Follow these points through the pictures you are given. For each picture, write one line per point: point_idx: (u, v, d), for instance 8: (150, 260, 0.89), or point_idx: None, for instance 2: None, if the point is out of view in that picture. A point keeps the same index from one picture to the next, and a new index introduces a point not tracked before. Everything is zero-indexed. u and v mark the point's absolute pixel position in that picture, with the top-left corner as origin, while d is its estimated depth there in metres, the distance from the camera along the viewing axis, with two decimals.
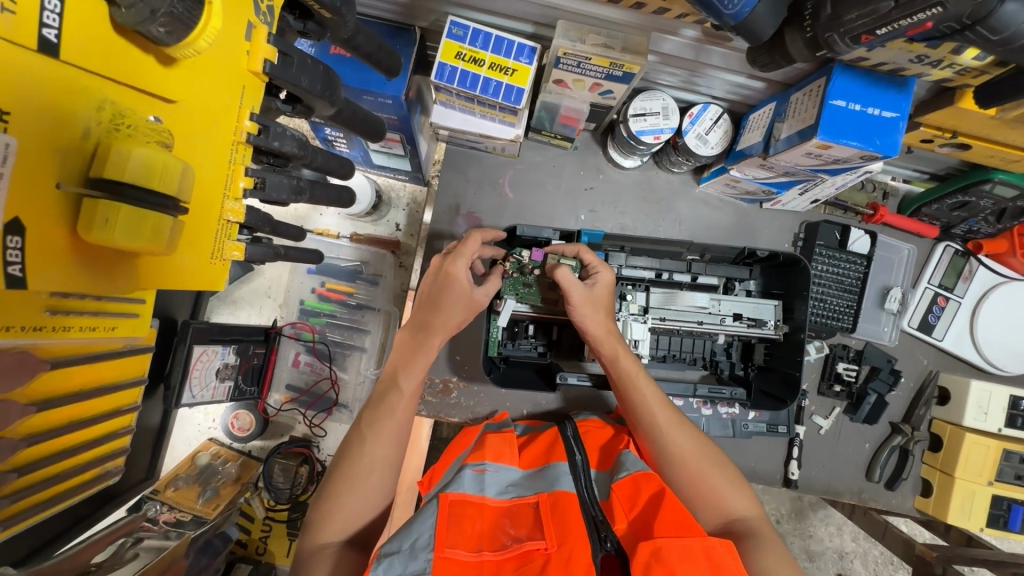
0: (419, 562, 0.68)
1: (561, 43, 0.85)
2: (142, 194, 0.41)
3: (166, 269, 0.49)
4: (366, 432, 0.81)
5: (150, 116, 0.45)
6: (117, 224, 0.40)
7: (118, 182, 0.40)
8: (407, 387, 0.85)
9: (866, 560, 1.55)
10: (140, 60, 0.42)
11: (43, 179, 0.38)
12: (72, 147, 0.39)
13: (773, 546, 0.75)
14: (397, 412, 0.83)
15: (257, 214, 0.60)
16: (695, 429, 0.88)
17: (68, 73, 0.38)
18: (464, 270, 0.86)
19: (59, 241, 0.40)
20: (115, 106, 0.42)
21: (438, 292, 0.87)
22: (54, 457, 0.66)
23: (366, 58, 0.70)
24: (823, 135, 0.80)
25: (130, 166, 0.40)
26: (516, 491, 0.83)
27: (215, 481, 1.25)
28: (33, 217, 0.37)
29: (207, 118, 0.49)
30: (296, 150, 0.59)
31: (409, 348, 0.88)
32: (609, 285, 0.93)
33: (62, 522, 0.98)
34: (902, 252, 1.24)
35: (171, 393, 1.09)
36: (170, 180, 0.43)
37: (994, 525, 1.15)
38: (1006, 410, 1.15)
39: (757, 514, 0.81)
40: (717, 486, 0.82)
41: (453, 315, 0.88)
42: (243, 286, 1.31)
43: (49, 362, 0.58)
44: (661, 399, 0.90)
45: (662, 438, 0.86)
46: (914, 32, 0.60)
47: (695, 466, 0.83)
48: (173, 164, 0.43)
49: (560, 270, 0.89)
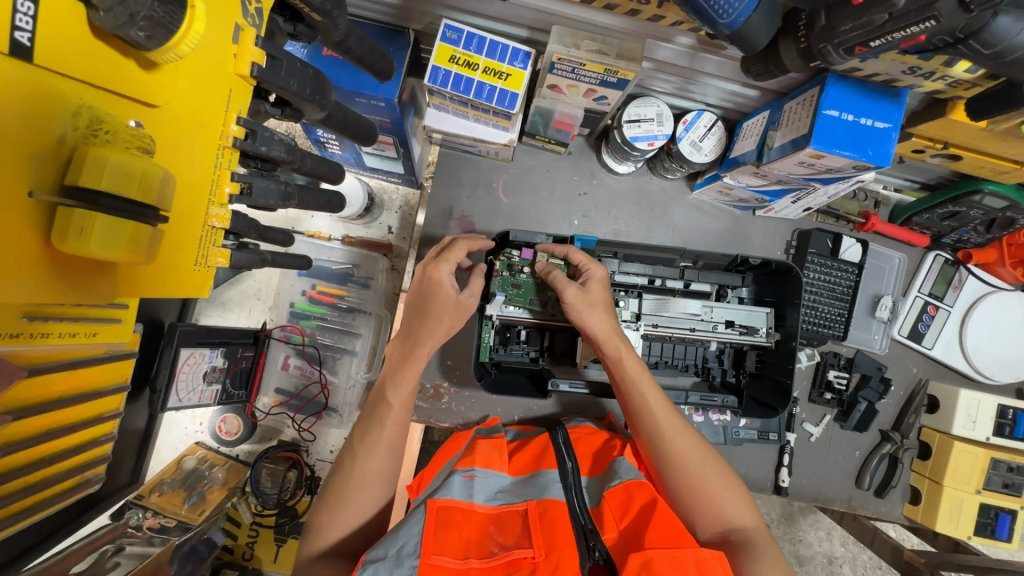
0: (406, 569, 0.66)
1: (555, 48, 0.84)
2: (119, 203, 0.40)
3: (147, 279, 0.48)
4: (357, 450, 0.80)
5: (130, 120, 0.43)
6: (92, 234, 0.39)
7: (94, 190, 0.39)
8: (397, 401, 0.83)
9: (854, 565, 1.56)
10: (118, 63, 0.41)
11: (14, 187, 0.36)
12: (46, 153, 0.38)
13: (771, 557, 0.75)
14: (387, 425, 0.81)
15: (244, 219, 0.59)
16: (697, 434, 0.86)
17: (42, 77, 0.37)
18: (446, 275, 0.87)
19: (33, 251, 0.39)
20: (92, 111, 0.40)
21: (427, 298, 0.87)
22: (32, 466, 0.64)
23: (358, 60, 0.69)
24: (816, 145, 0.81)
25: (107, 174, 0.39)
26: (504, 498, 0.83)
27: (201, 487, 1.21)
28: (5, 228, 0.36)
29: (190, 122, 0.48)
30: (284, 154, 0.58)
31: (399, 359, 0.86)
32: (602, 280, 0.93)
33: (41, 530, 0.96)
34: (892, 261, 1.25)
35: (157, 396, 1.08)
36: (150, 189, 0.42)
37: (981, 533, 1.17)
38: (994, 418, 1.16)
39: (754, 522, 0.80)
40: (717, 495, 0.81)
41: (441, 321, 0.86)
42: (232, 288, 1.30)
43: (27, 369, 0.57)
44: (664, 403, 0.88)
45: (663, 443, 0.84)
46: (907, 45, 0.60)
47: (696, 473, 0.82)
48: (153, 171, 0.42)
49: (552, 273, 0.93)
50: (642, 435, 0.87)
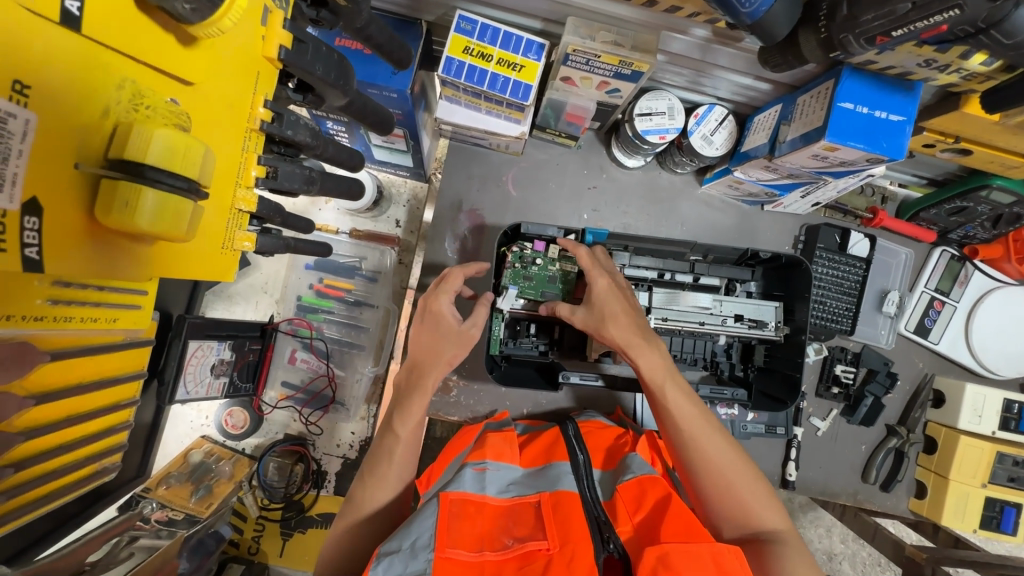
0: (420, 562, 0.66)
1: (571, 40, 0.84)
2: (162, 176, 0.40)
3: (178, 261, 0.49)
4: (368, 481, 0.81)
5: (167, 98, 0.44)
6: (136, 207, 0.39)
7: (138, 164, 0.39)
8: (403, 433, 0.83)
9: (855, 562, 1.49)
10: (161, 38, 0.41)
11: (60, 159, 0.37)
12: (91, 127, 0.39)
13: (801, 561, 0.72)
14: (395, 458, 0.82)
15: (269, 203, 0.59)
16: (727, 436, 0.82)
17: (89, 49, 0.38)
18: (447, 306, 0.88)
19: (77, 224, 0.40)
20: (133, 85, 0.41)
21: (429, 332, 0.88)
22: (50, 453, 0.64)
23: (377, 48, 0.69)
24: (831, 137, 0.81)
25: (151, 148, 0.39)
26: (516, 490, 0.82)
27: (209, 479, 1.23)
28: (51, 197, 0.37)
29: (222, 101, 0.48)
30: (308, 139, 0.58)
31: (405, 389, 0.87)
32: (605, 290, 0.89)
33: (49, 521, 0.96)
34: (899, 256, 1.26)
35: (165, 388, 1.08)
36: (192, 164, 0.42)
37: (986, 527, 1.17)
38: (1000, 413, 1.17)
39: (783, 523, 0.78)
40: (745, 499, 0.78)
41: (444, 351, 0.87)
42: (239, 281, 1.29)
43: (49, 354, 0.57)
44: (692, 405, 0.84)
45: (690, 445, 0.81)
46: (928, 35, 0.60)
47: (723, 477, 0.79)
48: (195, 146, 0.42)
49: (557, 308, 0.94)
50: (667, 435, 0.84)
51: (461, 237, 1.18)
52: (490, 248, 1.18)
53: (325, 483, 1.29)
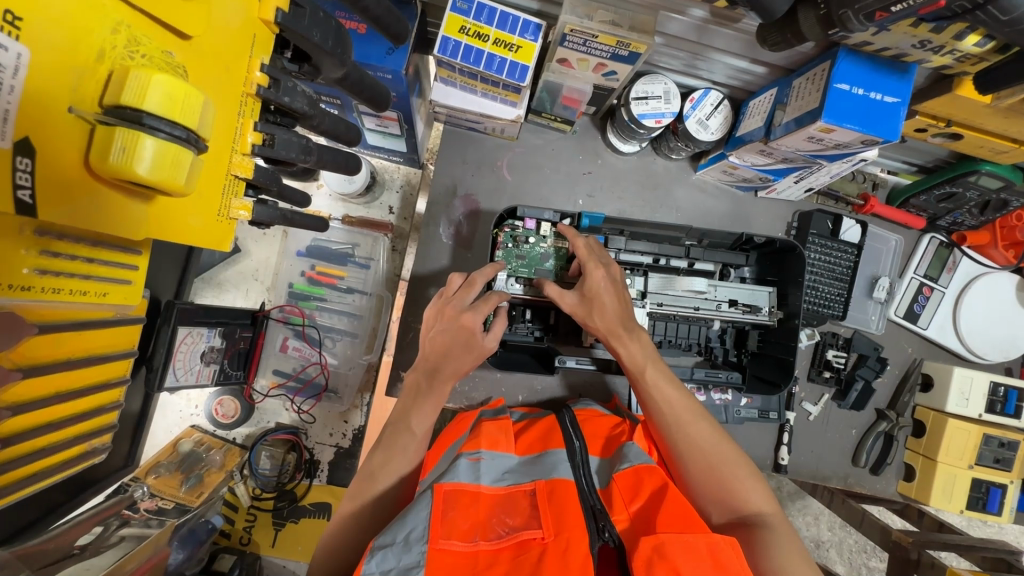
0: (413, 555, 0.64)
1: (569, 19, 0.83)
2: (161, 124, 0.40)
3: (179, 223, 0.50)
4: (373, 467, 0.81)
5: (165, 52, 0.44)
6: (134, 153, 0.40)
7: (136, 111, 0.39)
8: (420, 430, 0.84)
9: (841, 550, 1.48)
10: None
11: (56, 102, 0.38)
12: (85, 69, 0.39)
13: (788, 544, 0.71)
14: (410, 453, 0.83)
15: (266, 172, 0.60)
16: (712, 421, 0.82)
17: None
18: (480, 323, 0.86)
19: (74, 169, 0.41)
20: (130, 34, 0.41)
21: (450, 342, 0.86)
22: (39, 430, 0.63)
23: (374, 21, 0.68)
24: (828, 117, 0.81)
25: (149, 94, 0.39)
26: (512, 478, 0.80)
27: (200, 469, 1.20)
28: (45, 139, 0.38)
29: (217, 59, 0.49)
30: (306, 107, 0.59)
31: (416, 394, 0.87)
32: (599, 282, 0.88)
33: (35, 510, 0.94)
34: (889, 243, 1.28)
35: (153, 375, 1.04)
36: (191, 114, 0.42)
37: (973, 507, 1.20)
38: (986, 395, 1.19)
39: (771, 508, 0.76)
40: (731, 483, 0.77)
41: (463, 362, 0.87)
42: (229, 268, 1.27)
43: (37, 326, 0.56)
44: (678, 393, 0.84)
45: (675, 431, 0.82)
46: (927, 11, 0.61)
47: (707, 461, 0.79)
48: (193, 95, 0.42)
49: (543, 289, 0.92)
50: (653, 422, 0.84)
51: (456, 223, 1.18)
52: (485, 234, 1.17)
53: (318, 473, 1.27)
